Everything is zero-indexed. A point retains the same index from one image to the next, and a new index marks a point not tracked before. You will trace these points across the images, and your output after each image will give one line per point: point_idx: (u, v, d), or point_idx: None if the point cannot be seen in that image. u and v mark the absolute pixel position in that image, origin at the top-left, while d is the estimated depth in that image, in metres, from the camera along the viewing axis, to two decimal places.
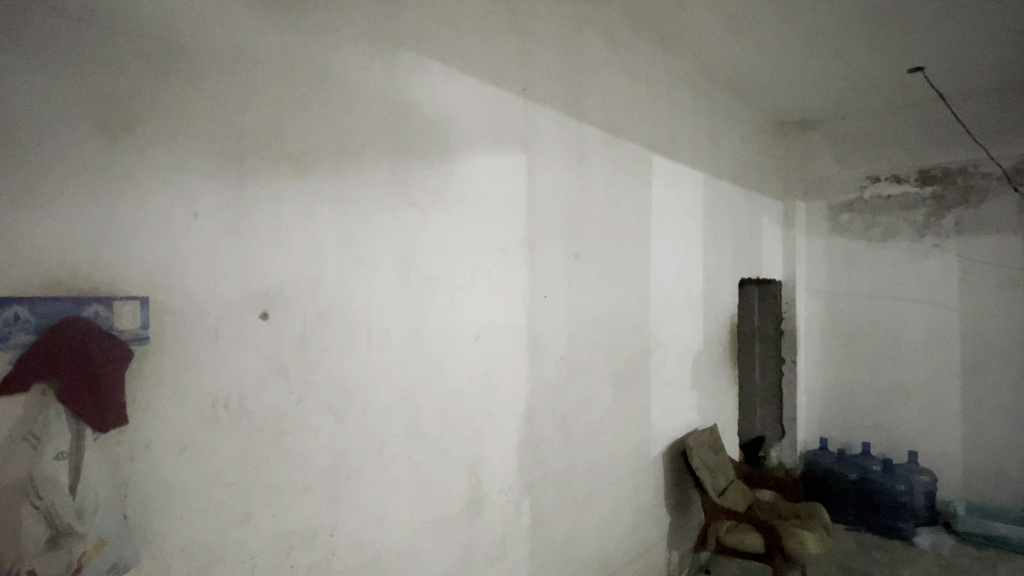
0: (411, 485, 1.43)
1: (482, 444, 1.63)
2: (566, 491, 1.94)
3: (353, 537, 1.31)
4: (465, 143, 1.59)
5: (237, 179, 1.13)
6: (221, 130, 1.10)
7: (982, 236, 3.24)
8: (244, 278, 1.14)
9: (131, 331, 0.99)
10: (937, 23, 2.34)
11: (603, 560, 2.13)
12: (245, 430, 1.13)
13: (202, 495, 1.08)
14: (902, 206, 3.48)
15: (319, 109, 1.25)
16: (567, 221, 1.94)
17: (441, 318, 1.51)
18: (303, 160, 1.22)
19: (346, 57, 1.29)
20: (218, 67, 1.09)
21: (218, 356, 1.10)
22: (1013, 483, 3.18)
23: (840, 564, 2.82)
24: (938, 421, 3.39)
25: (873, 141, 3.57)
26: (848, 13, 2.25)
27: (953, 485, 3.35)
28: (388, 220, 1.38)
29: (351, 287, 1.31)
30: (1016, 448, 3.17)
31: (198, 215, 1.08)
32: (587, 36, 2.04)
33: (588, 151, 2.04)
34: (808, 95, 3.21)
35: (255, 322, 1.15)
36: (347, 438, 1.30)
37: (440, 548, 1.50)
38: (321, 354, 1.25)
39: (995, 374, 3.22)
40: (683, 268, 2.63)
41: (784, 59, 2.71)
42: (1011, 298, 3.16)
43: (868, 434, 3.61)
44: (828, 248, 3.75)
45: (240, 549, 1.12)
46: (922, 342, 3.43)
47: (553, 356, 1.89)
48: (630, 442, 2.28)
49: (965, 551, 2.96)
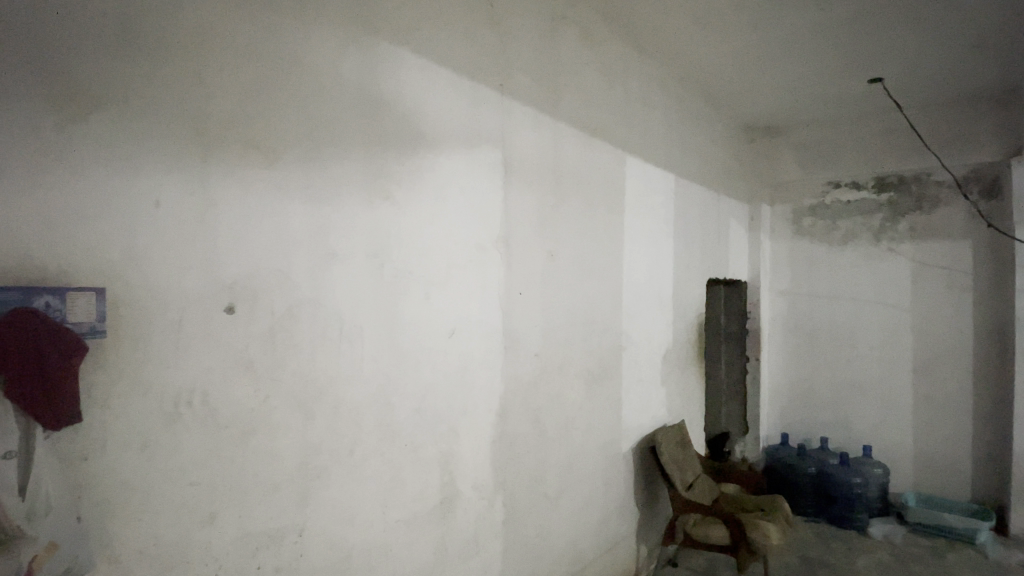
0: (383, 483, 1.43)
1: (455, 441, 1.63)
2: (540, 487, 1.97)
3: (322, 538, 1.30)
4: (440, 137, 1.58)
5: (202, 167, 1.09)
6: (185, 115, 1.07)
7: (934, 240, 3.42)
8: (209, 270, 1.11)
9: (86, 324, 0.96)
10: (897, 37, 2.45)
11: (574, 555, 2.16)
12: (210, 428, 1.11)
13: (163, 495, 1.05)
14: (860, 212, 3.65)
15: (289, 97, 1.22)
16: (542, 219, 1.97)
17: (415, 313, 1.51)
18: (271, 149, 1.20)
19: (321, 45, 1.28)
20: (183, 49, 1.06)
21: (182, 352, 1.07)
22: (959, 474, 3.37)
23: (799, 553, 2.93)
24: (891, 416, 3.55)
25: (835, 146, 3.68)
26: (815, 24, 2.34)
27: (905, 478, 3.51)
28: (362, 212, 1.37)
29: (323, 280, 1.29)
30: (962, 441, 3.36)
31: (161, 203, 1.04)
32: (566, 35, 2.07)
33: (564, 149, 2.07)
34: (775, 101, 3.31)
35: (220, 315, 1.12)
36: (318, 436, 1.28)
37: (412, 546, 1.50)
38: (290, 349, 1.23)
39: (944, 372, 3.40)
40: (654, 266, 2.68)
41: (754, 66, 2.79)
42: (959, 300, 3.35)
43: (826, 429, 3.76)
44: (791, 250, 3.89)
45: (203, 552, 1.10)
46: (878, 341, 3.59)
47: (528, 354, 1.91)
48: (602, 438, 2.31)
49: (916, 540, 3.12)
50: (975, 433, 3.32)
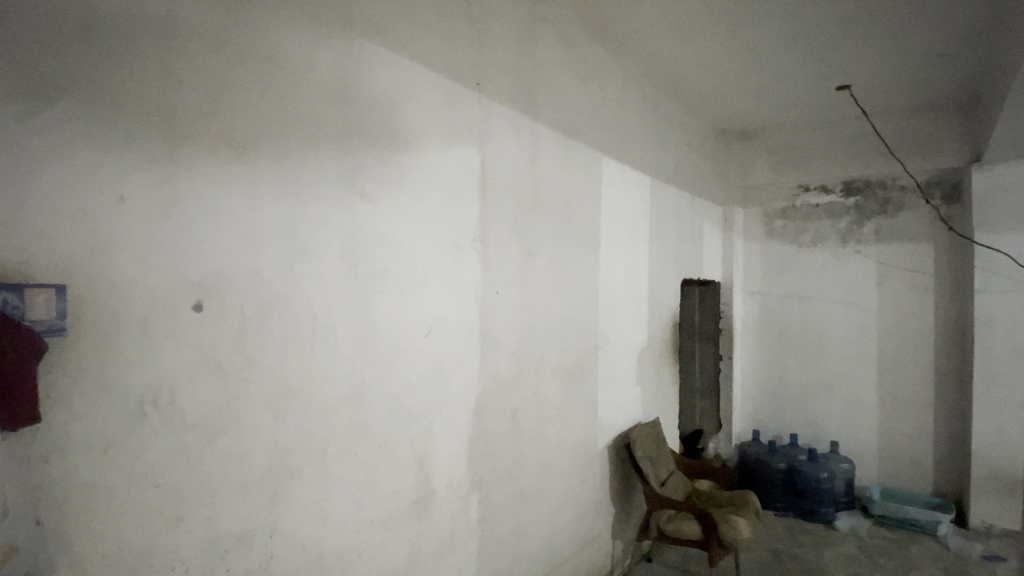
0: (357, 483, 1.42)
1: (431, 440, 1.63)
2: (516, 486, 1.98)
3: (294, 538, 1.28)
4: (416, 136, 1.58)
5: (169, 162, 1.07)
6: (152, 108, 1.05)
7: (897, 243, 3.54)
8: (177, 268, 1.08)
9: (46, 321, 0.93)
10: (864, 45, 2.53)
11: (550, 552, 2.18)
12: (177, 428, 1.09)
13: (128, 497, 1.02)
14: (829, 214, 3.75)
15: (261, 92, 1.21)
16: (520, 219, 1.99)
17: (390, 312, 1.50)
18: (242, 145, 1.18)
19: (293, 40, 1.26)
20: (151, 41, 1.04)
21: (148, 351, 1.05)
22: (920, 468, 3.50)
23: (769, 547, 3.01)
24: (857, 412, 3.67)
25: (805, 151, 3.79)
26: (785, 31, 2.41)
27: (870, 473, 3.64)
28: (335, 211, 1.36)
29: (295, 279, 1.28)
30: (923, 436, 3.49)
31: (126, 198, 1.02)
32: (543, 37, 2.09)
33: (541, 149, 2.09)
34: (749, 105, 3.38)
35: (188, 313, 1.10)
36: (289, 437, 1.27)
37: (386, 546, 1.50)
38: (260, 348, 1.22)
39: (907, 371, 3.53)
40: (630, 266, 2.72)
41: (728, 71, 2.85)
42: (921, 301, 3.48)
43: (796, 426, 3.86)
44: (763, 251, 3.99)
45: (169, 555, 1.08)
46: (845, 340, 3.71)
47: (504, 352, 1.93)
48: (577, 435, 2.34)
49: (880, 532, 3.23)
50: (935, 428, 3.45)
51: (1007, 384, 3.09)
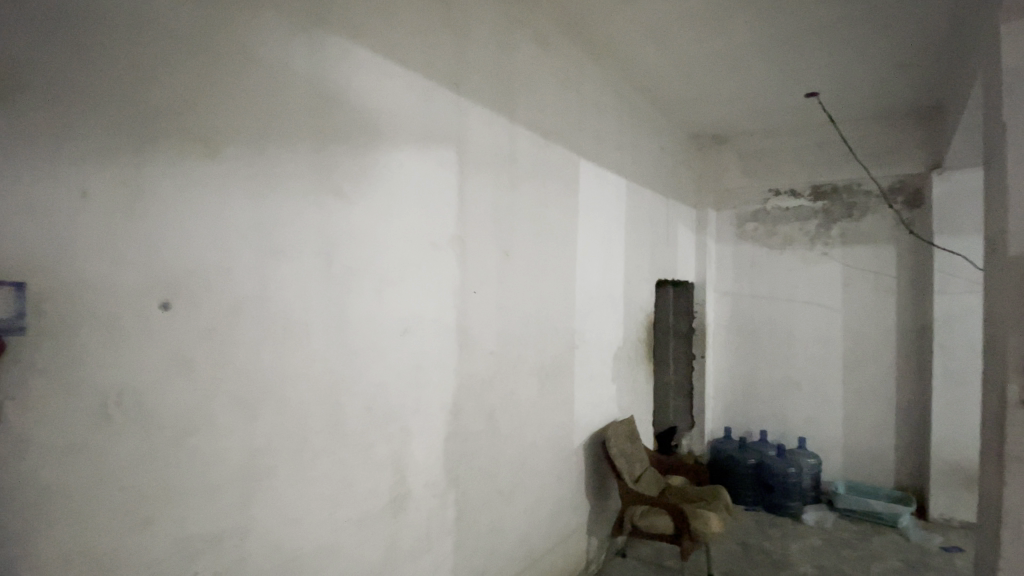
0: (332, 483, 1.41)
1: (407, 440, 1.63)
2: (492, 483, 1.99)
3: (267, 539, 1.27)
4: (393, 135, 1.58)
5: (137, 157, 1.05)
6: (119, 102, 1.02)
7: (862, 246, 3.68)
8: (144, 266, 1.06)
9: (4, 319, 0.90)
10: (830, 55, 2.63)
11: (526, 549, 2.20)
12: (145, 429, 1.06)
13: (93, 500, 1.00)
14: (798, 217, 3.87)
15: (234, 88, 1.19)
16: (497, 220, 2.00)
17: (366, 311, 1.50)
18: (214, 141, 1.16)
19: (266, 35, 1.25)
20: (119, 34, 1.02)
21: (114, 350, 1.02)
22: (882, 462, 3.64)
23: (739, 541, 3.09)
24: (823, 409, 3.79)
25: (775, 156, 3.90)
26: (755, 40, 2.48)
27: (836, 468, 3.76)
28: (309, 209, 1.35)
29: (267, 278, 1.26)
30: (885, 432, 3.63)
31: (90, 194, 0.99)
32: (521, 38, 2.10)
33: (518, 150, 2.10)
34: (722, 110, 3.46)
35: (156, 312, 1.08)
36: (262, 437, 1.26)
37: (361, 545, 1.49)
38: (231, 347, 1.20)
39: (871, 369, 3.66)
40: (606, 266, 2.75)
41: (701, 76, 2.92)
42: (883, 301, 3.62)
43: (766, 423, 3.97)
44: (735, 252, 4.09)
45: (137, 558, 1.06)
46: (813, 339, 3.83)
47: (482, 350, 1.94)
48: (554, 433, 2.36)
49: (844, 524, 3.35)
50: (897, 424, 3.60)
51: (962, 381, 3.24)
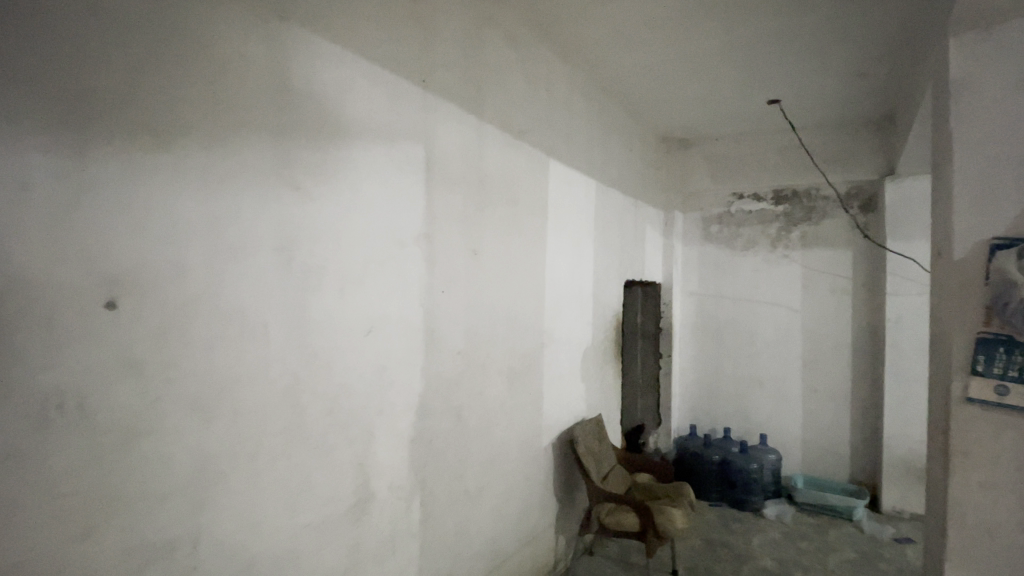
0: (291, 487, 1.38)
1: (371, 442, 1.60)
2: (458, 484, 1.98)
3: (221, 547, 1.22)
4: (357, 130, 1.54)
5: (80, 146, 0.99)
6: (61, 87, 0.97)
7: (820, 248, 3.82)
8: (89, 262, 1.01)
9: None
10: (791, 63, 2.71)
11: (493, 549, 2.20)
12: (88, 433, 1.01)
13: (31, 509, 0.94)
14: (760, 220, 3.99)
15: (188, 77, 1.14)
16: (465, 219, 1.99)
17: (328, 310, 1.46)
18: (166, 132, 1.11)
19: (224, 24, 1.20)
20: (61, 17, 0.96)
21: (55, 351, 0.97)
22: (838, 457, 3.78)
23: (703, 537, 3.16)
24: (784, 406, 3.92)
25: (740, 160, 4.00)
26: (720, 46, 2.54)
27: (795, 463, 3.89)
28: (268, 204, 1.31)
29: (223, 274, 1.22)
30: (841, 428, 3.78)
31: (29, 185, 0.94)
32: (490, 37, 2.10)
33: (487, 148, 2.10)
34: (689, 113, 3.52)
35: (101, 312, 1.02)
36: (216, 440, 1.21)
37: (323, 550, 1.46)
38: (184, 348, 1.15)
39: (828, 367, 3.80)
40: (574, 266, 2.77)
41: (669, 80, 2.97)
42: (839, 302, 3.77)
43: (729, 420, 4.08)
44: (701, 254, 4.19)
45: (80, 570, 1.00)
46: (773, 338, 3.95)
47: (450, 350, 1.93)
48: (522, 433, 2.37)
49: (803, 518, 3.46)
50: (852, 420, 3.74)
51: (912, 378, 3.40)
